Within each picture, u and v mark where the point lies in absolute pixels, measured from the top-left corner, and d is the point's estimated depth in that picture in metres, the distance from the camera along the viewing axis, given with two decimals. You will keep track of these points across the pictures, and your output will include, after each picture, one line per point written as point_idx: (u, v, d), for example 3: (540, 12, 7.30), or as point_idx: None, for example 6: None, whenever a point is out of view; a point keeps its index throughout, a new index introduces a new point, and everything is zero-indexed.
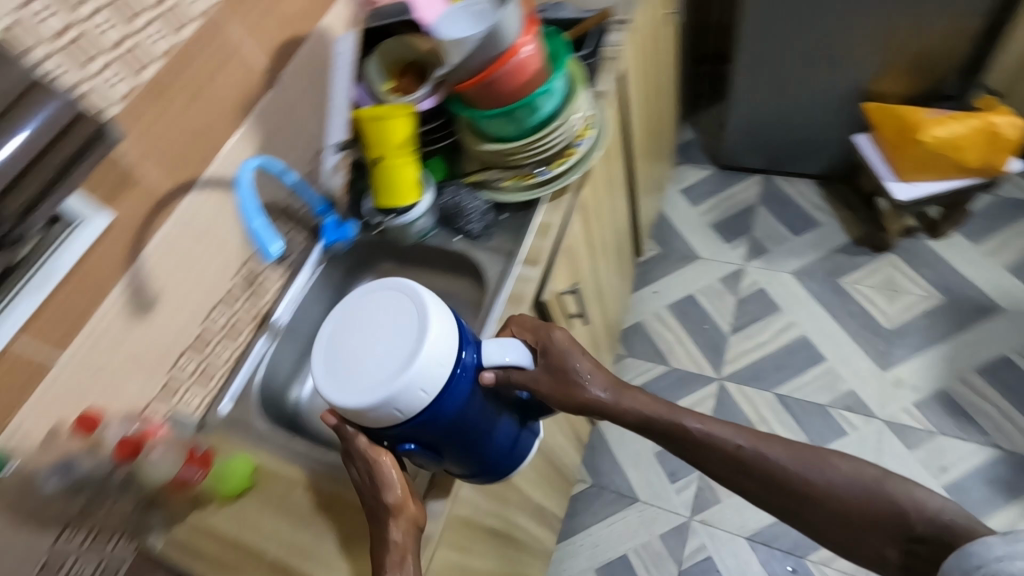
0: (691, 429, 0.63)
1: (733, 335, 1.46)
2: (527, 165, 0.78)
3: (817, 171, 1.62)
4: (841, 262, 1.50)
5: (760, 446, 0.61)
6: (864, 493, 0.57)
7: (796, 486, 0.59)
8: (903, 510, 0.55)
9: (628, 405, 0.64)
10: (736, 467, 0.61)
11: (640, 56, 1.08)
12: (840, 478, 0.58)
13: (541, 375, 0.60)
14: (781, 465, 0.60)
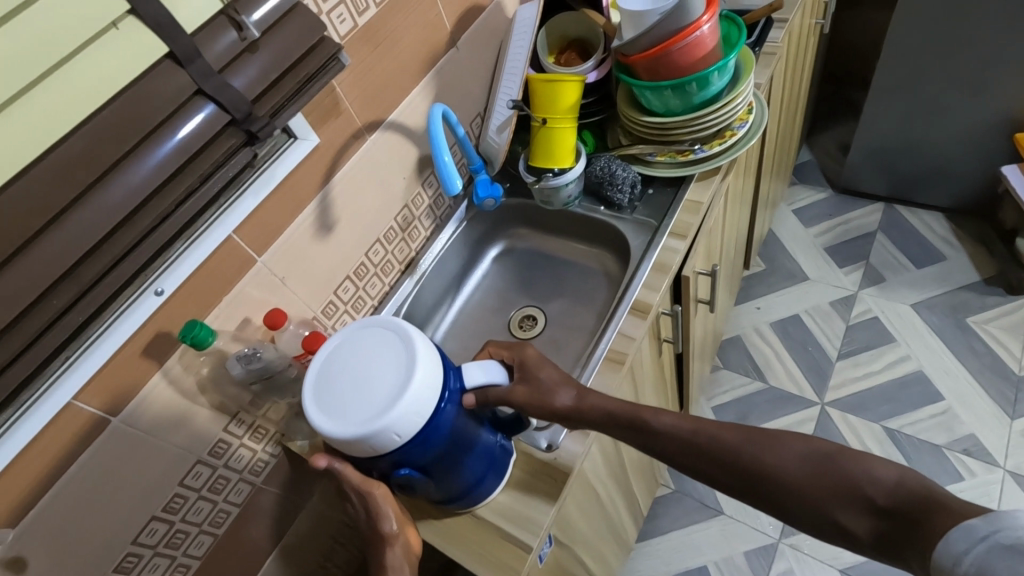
0: (650, 420, 0.59)
1: (839, 360, 1.40)
2: (683, 142, 0.80)
3: (947, 204, 1.54)
4: (967, 300, 1.41)
5: (712, 427, 0.56)
6: (815, 466, 0.51)
7: (757, 463, 0.53)
8: (871, 480, 0.48)
9: (597, 394, 0.61)
10: (696, 454, 0.56)
11: (788, 59, 1.08)
12: (795, 452, 0.52)
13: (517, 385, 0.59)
14: (737, 441, 0.54)
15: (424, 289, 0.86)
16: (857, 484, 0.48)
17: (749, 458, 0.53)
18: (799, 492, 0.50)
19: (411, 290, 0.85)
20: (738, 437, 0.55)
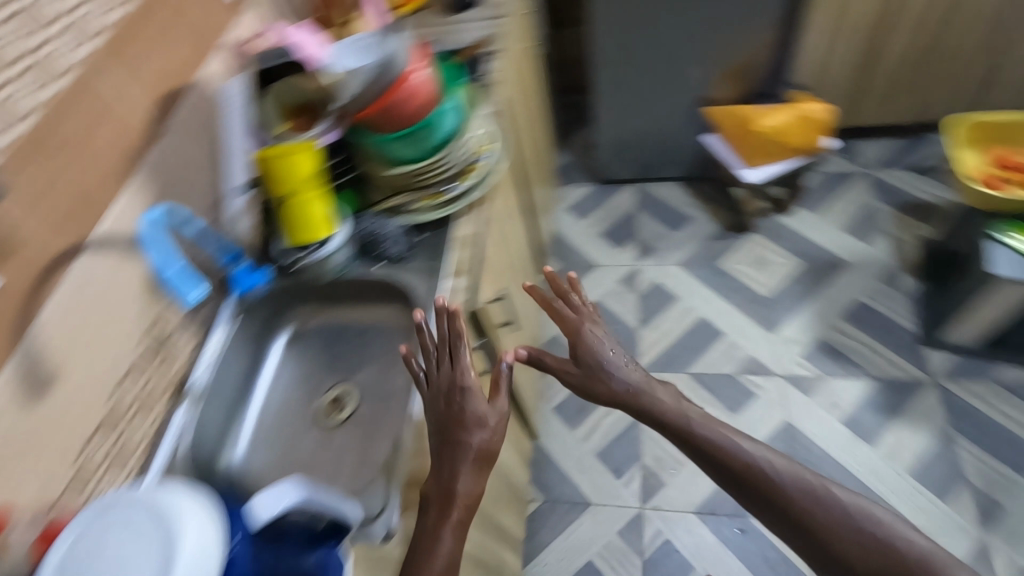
0: (706, 437, 0.67)
1: (641, 328, 1.58)
2: (436, 184, 0.81)
3: (679, 174, 1.83)
4: (716, 248, 1.70)
5: (708, 431, 0.67)
6: (803, 488, 0.62)
7: (750, 468, 0.64)
8: (845, 513, 0.60)
9: (615, 376, 0.72)
10: (746, 482, 0.64)
11: (517, 83, 1.18)
12: (785, 473, 0.63)
13: (575, 365, 0.74)
14: (736, 458, 0.65)
15: (208, 407, 0.75)
16: (837, 514, 0.60)
17: (749, 467, 0.64)
18: (783, 505, 0.61)
19: (191, 416, 0.73)
20: (729, 449, 0.65)
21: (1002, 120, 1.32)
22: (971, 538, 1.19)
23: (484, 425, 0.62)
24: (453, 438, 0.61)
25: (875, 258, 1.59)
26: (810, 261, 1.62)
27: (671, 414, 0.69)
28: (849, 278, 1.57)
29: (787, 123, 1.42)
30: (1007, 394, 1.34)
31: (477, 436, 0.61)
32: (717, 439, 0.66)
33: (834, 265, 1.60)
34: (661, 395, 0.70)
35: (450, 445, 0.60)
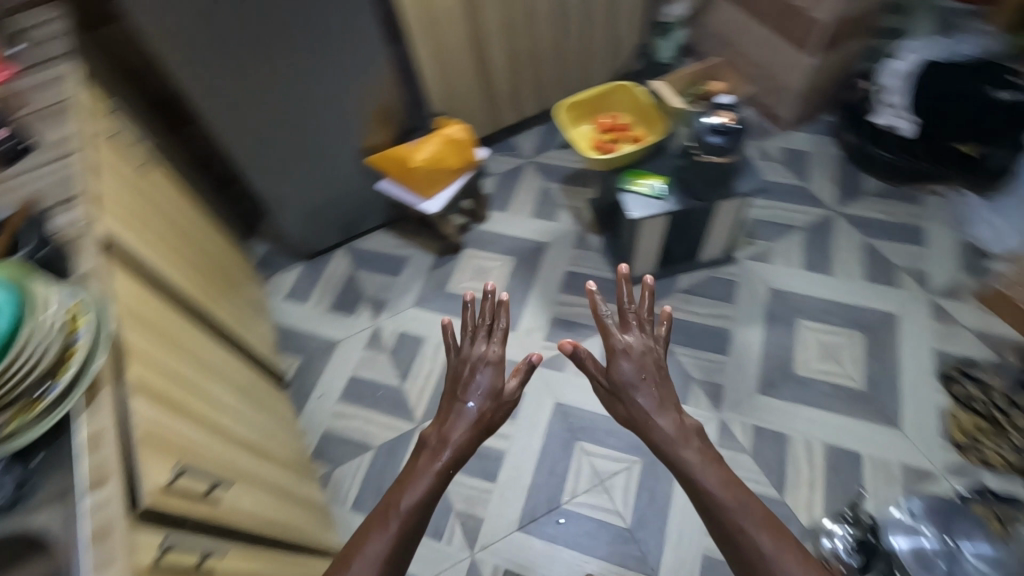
0: (684, 457, 0.92)
1: (404, 382, 1.58)
2: (22, 395, 0.64)
3: (379, 222, 1.87)
4: (440, 276, 1.76)
5: (632, 385, 1.02)
6: (680, 429, 0.96)
7: (646, 411, 0.99)
8: (697, 456, 0.91)
9: (635, 394, 1.01)
10: (696, 497, 0.88)
11: (137, 216, 1.05)
12: (670, 422, 0.96)
13: (522, 375, 1.07)
14: (651, 405, 0.99)
15: None
16: (700, 460, 0.91)
17: (645, 406, 0.99)
18: (672, 457, 0.93)
19: None
20: (663, 396, 1.00)
21: (587, 95, 1.59)
22: (712, 422, 1.43)
23: (500, 381, 1.04)
24: (489, 394, 1.02)
25: (565, 230, 1.81)
26: (518, 254, 1.78)
27: (662, 344, 1.11)
28: (552, 255, 1.76)
29: (438, 150, 1.55)
30: (689, 296, 1.64)
31: (486, 390, 1.02)
32: (657, 386, 1.02)
33: (537, 249, 1.78)
34: (617, 361, 1.05)
35: (490, 398, 1.02)
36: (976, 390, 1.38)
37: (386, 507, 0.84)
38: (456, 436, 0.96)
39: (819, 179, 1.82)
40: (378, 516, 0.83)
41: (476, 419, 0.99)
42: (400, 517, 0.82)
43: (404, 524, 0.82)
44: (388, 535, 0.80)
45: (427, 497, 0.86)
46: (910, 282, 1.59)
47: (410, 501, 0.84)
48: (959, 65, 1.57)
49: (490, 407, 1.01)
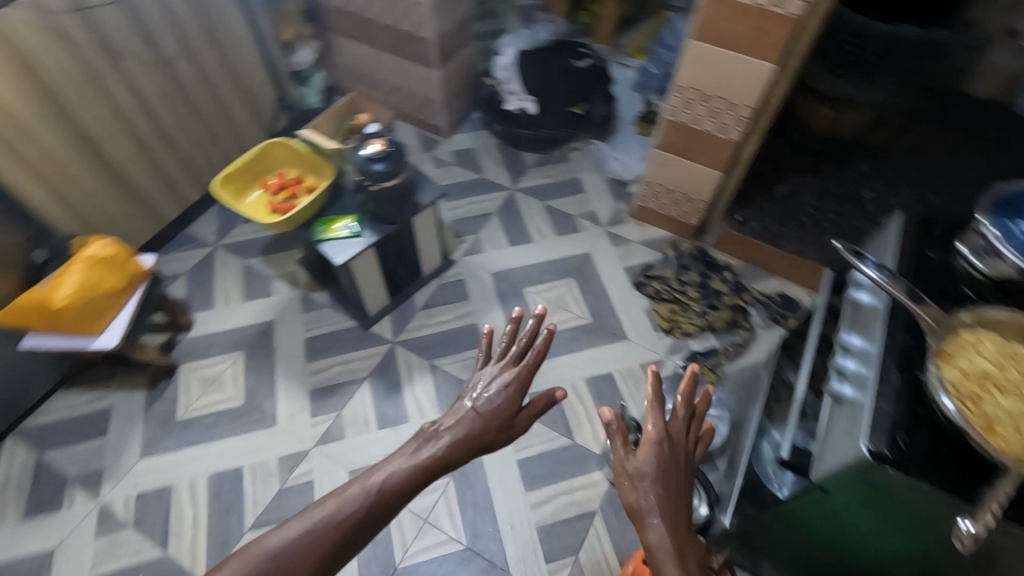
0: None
1: (168, 546, 1.30)
2: None
3: (50, 386, 1.50)
4: (162, 408, 1.50)
5: (652, 471, 0.79)
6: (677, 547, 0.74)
7: (641, 506, 0.77)
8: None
9: (645, 487, 0.78)
10: None
11: None
12: (668, 529, 0.75)
13: (523, 412, 0.92)
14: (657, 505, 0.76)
15: None
16: None
17: (648, 501, 0.77)
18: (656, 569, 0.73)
19: None
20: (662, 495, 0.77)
21: (239, 163, 1.51)
22: None
23: (514, 403, 0.91)
24: (501, 410, 0.90)
25: (285, 300, 1.70)
26: (245, 345, 1.61)
27: (693, 453, 0.86)
28: (283, 330, 1.64)
29: (83, 279, 1.31)
30: (430, 311, 1.70)
31: (492, 404, 0.90)
32: (665, 481, 0.78)
33: (264, 331, 1.64)
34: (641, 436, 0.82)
35: (502, 417, 0.90)
36: (659, 287, 1.74)
37: (347, 499, 0.79)
38: (451, 445, 0.86)
39: (490, 168, 2.06)
40: (337, 513, 0.78)
41: (477, 433, 0.88)
42: (353, 524, 0.78)
43: (356, 522, 0.78)
44: (334, 534, 0.76)
45: (396, 494, 0.81)
46: (588, 224, 1.92)
47: (379, 498, 0.80)
48: (540, 51, 2.02)
49: (494, 429, 0.89)
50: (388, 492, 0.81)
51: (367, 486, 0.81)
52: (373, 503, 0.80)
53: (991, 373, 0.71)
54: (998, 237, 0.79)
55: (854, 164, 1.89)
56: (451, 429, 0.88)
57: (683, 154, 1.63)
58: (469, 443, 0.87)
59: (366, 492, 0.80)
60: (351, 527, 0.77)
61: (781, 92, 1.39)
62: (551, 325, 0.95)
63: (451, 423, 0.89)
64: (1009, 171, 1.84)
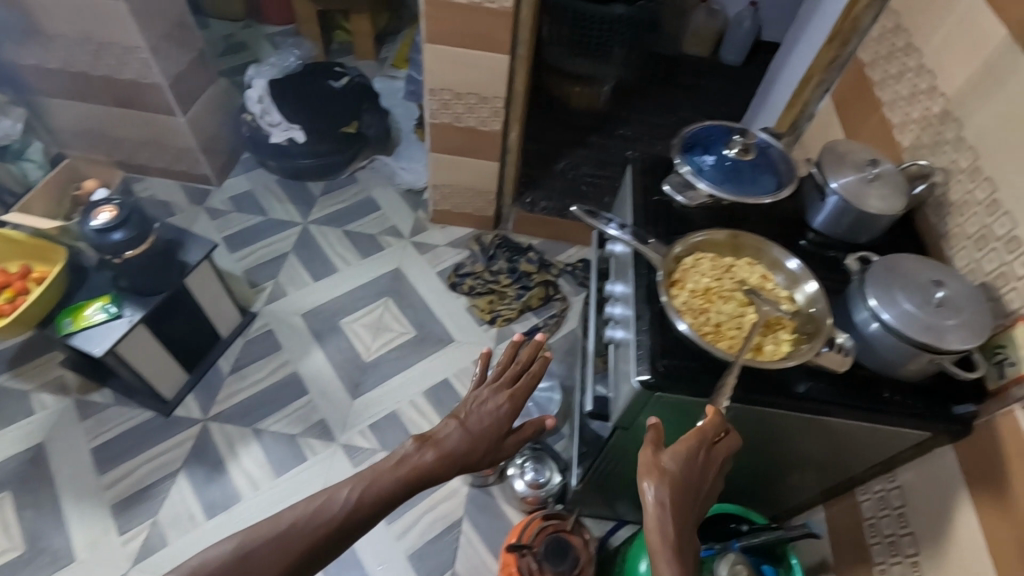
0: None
1: None
2: None
3: None
4: None
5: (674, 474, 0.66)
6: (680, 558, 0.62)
7: (652, 502, 0.65)
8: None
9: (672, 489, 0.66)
10: None
11: None
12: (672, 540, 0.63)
13: (513, 434, 0.88)
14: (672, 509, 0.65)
15: None
16: None
17: (662, 502, 0.64)
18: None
19: None
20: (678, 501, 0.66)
21: None
22: (336, 454, 1.44)
23: (507, 426, 0.86)
24: (484, 426, 0.84)
25: (54, 413, 1.44)
26: (12, 481, 1.33)
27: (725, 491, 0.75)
28: (60, 448, 1.39)
29: None
30: (240, 373, 1.55)
31: (489, 416, 0.85)
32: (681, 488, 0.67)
33: (35, 456, 1.37)
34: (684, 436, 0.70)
35: (488, 437, 0.84)
36: (473, 282, 1.78)
37: (324, 503, 0.71)
38: (435, 456, 0.79)
39: (275, 206, 1.93)
40: (309, 518, 0.69)
41: (459, 446, 0.81)
42: (325, 535, 0.70)
43: (324, 532, 0.70)
44: (300, 541, 0.68)
45: (373, 501, 0.73)
46: (392, 239, 1.89)
47: (353, 504, 0.72)
48: (291, 78, 1.93)
49: (477, 446, 0.82)
50: (366, 493, 0.73)
51: (346, 496, 0.72)
52: (347, 511, 0.72)
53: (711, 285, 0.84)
54: (691, 173, 0.88)
55: (613, 130, 2.11)
56: (437, 434, 0.81)
57: (460, 154, 1.68)
58: (454, 459, 0.80)
59: (343, 501, 0.72)
60: (319, 538, 0.69)
61: (523, 77, 1.48)
62: (547, 353, 0.93)
63: (437, 431, 0.82)
64: (730, 113, 2.19)
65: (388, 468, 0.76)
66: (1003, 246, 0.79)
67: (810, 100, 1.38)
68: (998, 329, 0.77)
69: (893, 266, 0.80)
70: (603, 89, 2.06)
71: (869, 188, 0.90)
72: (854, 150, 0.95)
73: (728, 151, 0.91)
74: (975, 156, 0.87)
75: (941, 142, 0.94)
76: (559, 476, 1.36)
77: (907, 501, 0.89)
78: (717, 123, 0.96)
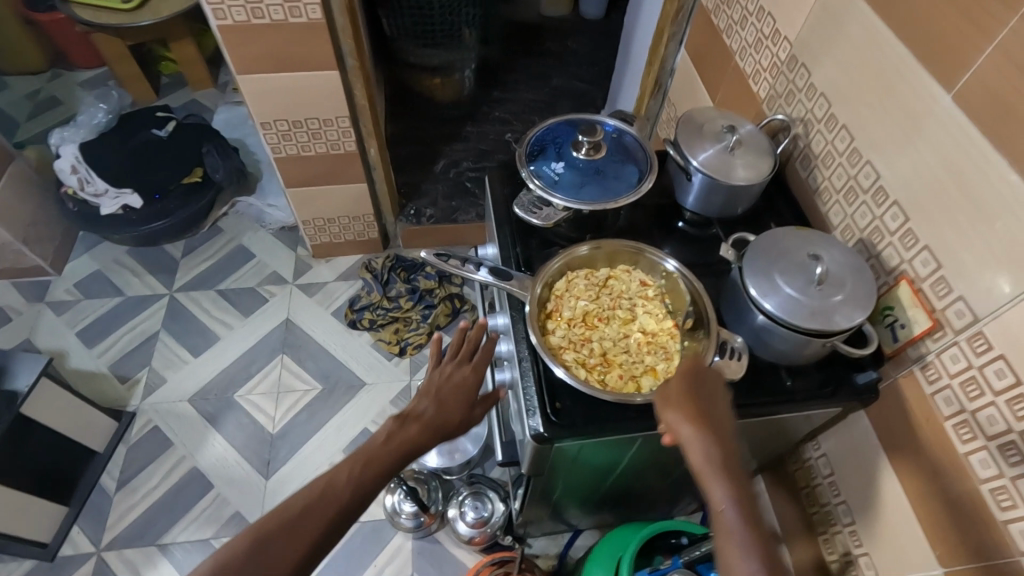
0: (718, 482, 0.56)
1: None
2: None
3: None
4: None
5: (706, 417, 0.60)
6: (742, 504, 0.54)
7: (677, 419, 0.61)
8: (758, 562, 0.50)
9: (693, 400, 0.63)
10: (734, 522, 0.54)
11: None
12: (729, 486, 0.55)
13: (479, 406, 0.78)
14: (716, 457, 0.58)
15: None
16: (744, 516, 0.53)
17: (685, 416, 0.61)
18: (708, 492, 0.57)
19: None
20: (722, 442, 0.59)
21: None
22: None
23: (475, 397, 0.78)
24: (458, 392, 0.77)
25: None
26: None
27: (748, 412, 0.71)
28: None
29: None
30: (129, 485, 1.37)
31: (456, 389, 0.77)
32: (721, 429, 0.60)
33: None
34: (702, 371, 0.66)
35: (460, 404, 0.76)
36: (373, 314, 1.63)
37: (326, 484, 0.63)
38: (417, 430, 0.72)
39: (132, 281, 1.70)
40: (316, 496, 0.62)
41: (438, 418, 0.74)
42: (335, 513, 0.62)
43: (333, 513, 0.61)
44: (314, 521, 0.60)
45: (371, 476, 0.66)
46: (274, 287, 1.71)
47: (351, 480, 0.65)
48: (106, 135, 1.69)
49: (454, 415, 0.75)
50: (362, 470, 0.66)
51: (347, 475, 0.65)
52: (350, 483, 0.64)
53: (587, 311, 0.75)
54: (542, 187, 0.79)
55: (488, 115, 1.98)
56: (414, 406, 0.74)
57: (321, 183, 1.52)
58: (436, 431, 0.73)
59: (343, 483, 0.64)
60: (328, 518, 0.61)
61: (362, 90, 1.33)
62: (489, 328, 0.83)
63: (411, 405, 0.74)
64: (603, 72, 2.11)
65: (379, 442, 0.69)
66: (870, 199, 0.74)
67: (668, 56, 1.31)
68: (883, 289, 0.72)
69: (769, 246, 0.73)
70: (466, 74, 1.86)
71: (732, 158, 0.84)
72: (710, 118, 0.88)
73: (577, 153, 0.83)
74: (827, 104, 0.81)
75: (794, 90, 0.88)
76: (502, 506, 1.27)
77: (834, 469, 0.86)
78: (559, 120, 0.87)
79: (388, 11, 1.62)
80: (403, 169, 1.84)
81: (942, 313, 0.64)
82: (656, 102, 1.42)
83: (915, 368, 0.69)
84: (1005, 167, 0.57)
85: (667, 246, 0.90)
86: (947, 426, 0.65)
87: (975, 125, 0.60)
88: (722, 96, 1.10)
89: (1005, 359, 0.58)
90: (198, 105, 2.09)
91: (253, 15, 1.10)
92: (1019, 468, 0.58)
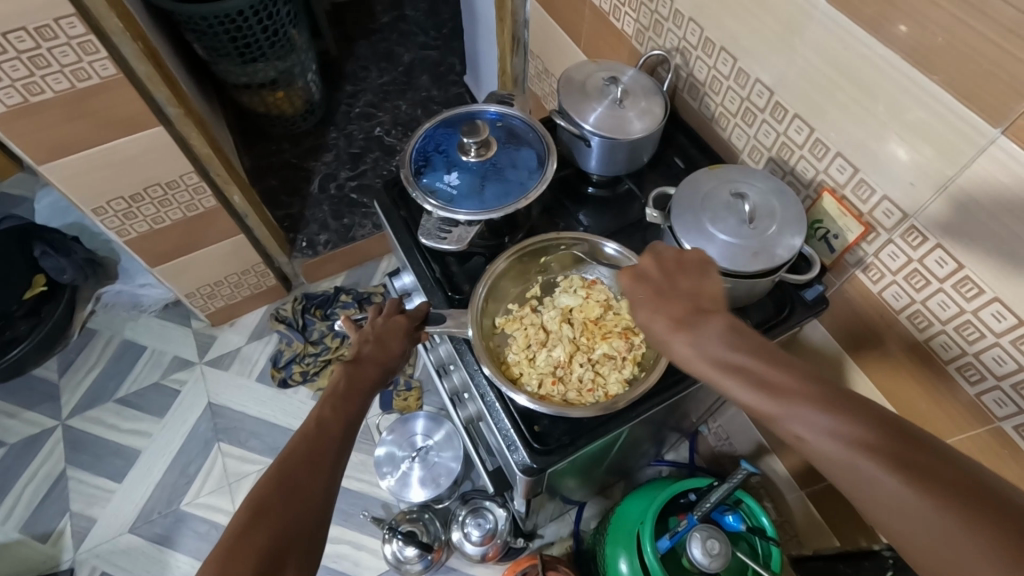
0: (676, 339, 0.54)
1: None
2: None
3: None
4: None
5: (783, 385, 0.47)
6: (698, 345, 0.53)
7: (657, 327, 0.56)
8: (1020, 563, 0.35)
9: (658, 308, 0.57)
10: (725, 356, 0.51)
11: None
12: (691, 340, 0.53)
13: (416, 326, 0.67)
14: (859, 444, 0.42)
15: None
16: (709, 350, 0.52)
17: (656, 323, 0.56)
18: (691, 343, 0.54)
19: None
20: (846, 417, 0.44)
21: None
22: None
23: (408, 323, 0.66)
24: (394, 326, 0.65)
25: None
26: None
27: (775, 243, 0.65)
28: None
29: None
30: None
31: (387, 328, 0.65)
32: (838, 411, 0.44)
33: None
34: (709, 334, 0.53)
35: (399, 341, 0.65)
36: (303, 365, 1.49)
37: (316, 425, 0.55)
38: (368, 373, 0.62)
39: (10, 424, 1.45)
40: (312, 435, 0.54)
41: (385, 356, 0.63)
42: (333, 451, 0.54)
43: (335, 446, 0.54)
44: (321, 459, 0.53)
45: (354, 409, 0.58)
46: (182, 373, 1.52)
47: (338, 417, 0.56)
48: None
49: (400, 351, 0.65)
50: (342, 405, 0.58)
51: (325, 416, 0.56)
52: (339, 415, 0.57)
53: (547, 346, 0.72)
54: (444, 207, 0.71)
55: (348, 115, 1.82)
56: (357, 351, 0.63)
57: (190, 249, 1.33)
58: (386, 370, 0.63)
59: (326, 422, 0.55)
60: (332, 455, 0.54)
61: (200, 137, 1.14)
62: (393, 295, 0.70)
63: (351, 351, 0.63)
64: (453, 35, 1.99)
65: (344, 380, 0.59)
66: (771, 116, 0.73)
67: (517, 7, 1.21)
68: (807, 203, 0.73)
69: (690, 196, 0.69)
70: (310, 79, 1.65)
71: (623, 111, 0.78)
72: (588, 73, 0.82)
73: (467, 158, 0.75)
74: (699, 29, 0.77)
75: (661, 20, 0.83)
76: (503, 510, 1.19)
77: None
78: (436, 124, 0.79)
79: (196, 33, 1.33)
80: (276, 201, 1.67)
81: (871, 215, 0.66)
82: (520, 58, 1.33)
83: (857, 272, 0.70)
84: (902, 66, 0.56)
85: (586, 219, 0.84)
86: (901, 318, 0.67)
87: (859, 26, 0.57)
88: (587, 39, 1.03)
89: (942, 247, 0.59)
90: (9, 198, 1.76)
91: (29, 92, 0.90)
92: (979, 343, 0.60)
